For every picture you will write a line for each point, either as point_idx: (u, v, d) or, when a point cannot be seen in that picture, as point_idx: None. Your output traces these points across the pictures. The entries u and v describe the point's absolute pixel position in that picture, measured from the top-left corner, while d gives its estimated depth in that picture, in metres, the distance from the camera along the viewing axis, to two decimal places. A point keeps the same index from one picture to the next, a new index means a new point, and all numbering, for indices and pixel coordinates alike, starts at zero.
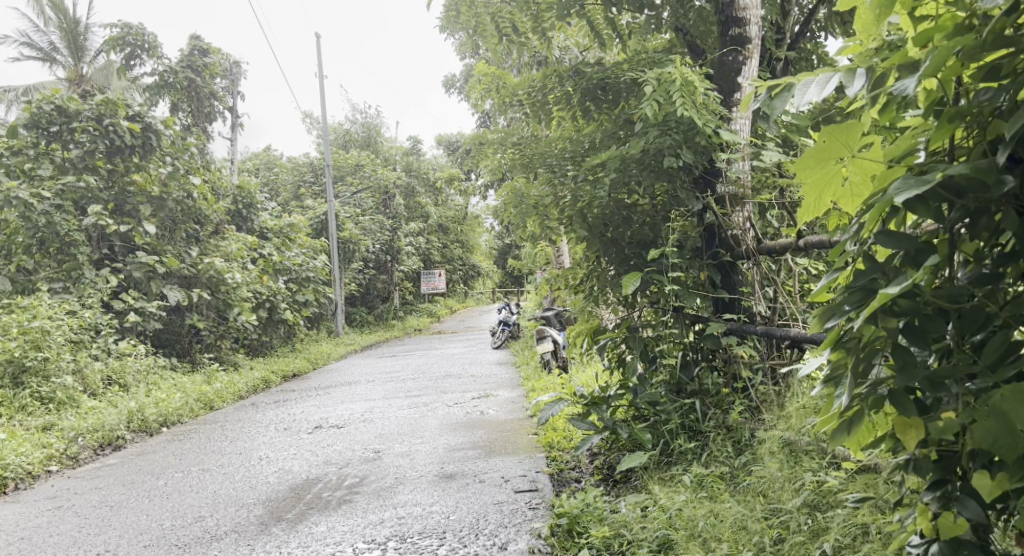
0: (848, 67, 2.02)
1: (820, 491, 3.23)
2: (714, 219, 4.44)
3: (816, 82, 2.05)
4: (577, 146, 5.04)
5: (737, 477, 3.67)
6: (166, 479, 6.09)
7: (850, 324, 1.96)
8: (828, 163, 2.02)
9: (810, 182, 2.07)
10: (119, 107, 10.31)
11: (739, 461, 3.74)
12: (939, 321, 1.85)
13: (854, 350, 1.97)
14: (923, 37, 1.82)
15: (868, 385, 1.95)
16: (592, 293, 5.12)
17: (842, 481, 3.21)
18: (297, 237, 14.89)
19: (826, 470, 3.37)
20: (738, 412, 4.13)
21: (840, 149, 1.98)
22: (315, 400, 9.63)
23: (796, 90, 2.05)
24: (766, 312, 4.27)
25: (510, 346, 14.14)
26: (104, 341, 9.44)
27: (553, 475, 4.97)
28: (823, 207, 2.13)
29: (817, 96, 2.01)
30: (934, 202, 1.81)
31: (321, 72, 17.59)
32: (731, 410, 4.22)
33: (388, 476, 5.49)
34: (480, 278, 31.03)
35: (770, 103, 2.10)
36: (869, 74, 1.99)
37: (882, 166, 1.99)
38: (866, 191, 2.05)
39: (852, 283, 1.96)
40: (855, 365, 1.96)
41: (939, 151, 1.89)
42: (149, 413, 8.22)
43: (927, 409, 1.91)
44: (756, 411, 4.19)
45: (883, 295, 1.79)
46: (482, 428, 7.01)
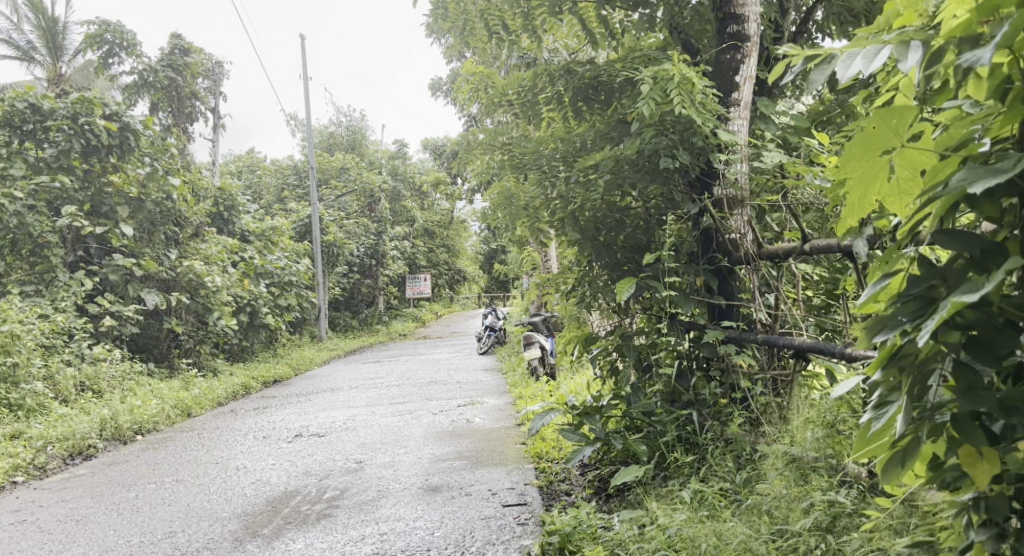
0: (898, 40, 1.89)
1: (833, 512, 3.05)
2: (712, 222, 4.23)
3: (862, 57, 1.92)
4: (568, 147, 4.84)
5: (739, 495, 3.50)
6: (137, 491, 5.85)
7: (906, 337, 1.82)
8: (874, 153, 1.90)
9: (855, 176, 1.95)
10: (95, 105, 10.06)
11: (740, 478, 3.57)
12: (1010, 335, 1.72)
13: (909, 369, 1.84)
14: (988, 7, 1.70)
15: (927, 408, 1.80)
16: (583, 298, 4.96)
17: (854, 503, 3.04)
18: (280, 240, 14.64)
19: (836, 490, 3.19)
20: (738, 424, 3.95)
21: (889, 137, 1.86)
22: (296, 407, 9.38)
23: (840, 65, 1.92)
24: (767, 320, 3.97)
25: (496, 352, 13.94)
26: (77, 346, 9.17)
27: (542, 487, 4.78)
28: (867, 206, 2.01)
29: (865, 72, 1.87)
30: (1004, 196, 1.72)
31: (305, 74, 17.37)
32: (731, 422, 4.04)
33: (370, 488, 5.27)
34: (466, 283, 30.80)
35: (811, 81, 1.97)
36: (922, 48, 1.86)
37: (934, 157, 1.87)
38: (915, 187, 1.93)
39: (906, 290, 1.83)
40: (911, 386, 1.82)
41: (1000, 140, 1.79)
42: (123, 420, 7.97)
43: (996, 437, 1.77)
44: (757, 423, 4.01)
45: (957, 301, 1.65)
46: (468, 437, 6.81)
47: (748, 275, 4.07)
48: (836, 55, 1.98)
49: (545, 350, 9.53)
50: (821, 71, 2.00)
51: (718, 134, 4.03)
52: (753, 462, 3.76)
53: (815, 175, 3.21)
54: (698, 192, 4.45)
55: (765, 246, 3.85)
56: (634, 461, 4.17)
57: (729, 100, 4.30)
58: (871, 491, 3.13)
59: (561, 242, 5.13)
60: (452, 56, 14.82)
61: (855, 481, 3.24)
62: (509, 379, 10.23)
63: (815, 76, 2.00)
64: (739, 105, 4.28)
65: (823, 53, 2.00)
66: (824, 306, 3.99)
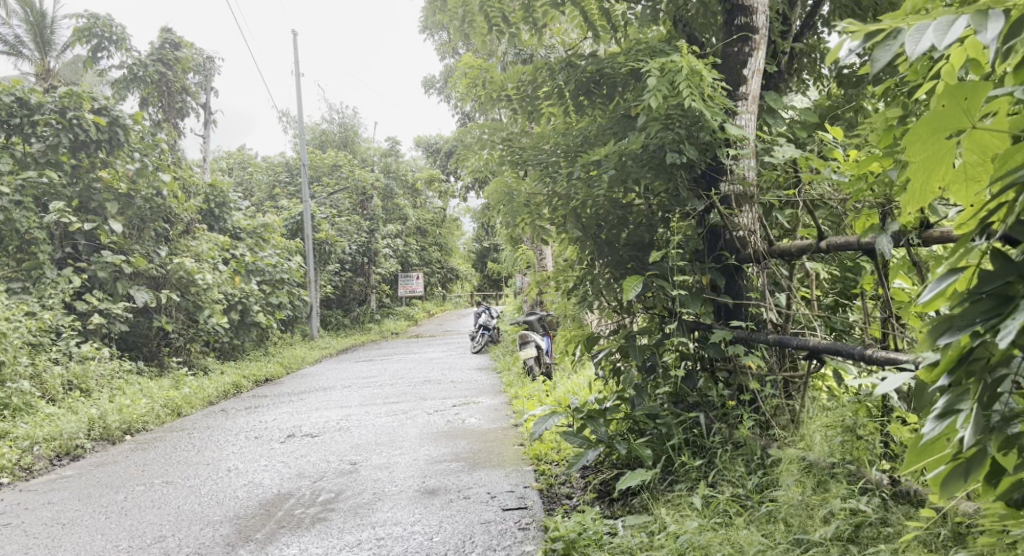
0: (973, 12, 1.92)
1: (855, 522, 3.03)
2: (720, 219, 4.11)
3: (933, 31, 1.94)
4: (570, 142, 4.71)
5: (753, 501, 3.46)
6: (126, 493, 5.70)
7: (979, 339, 1.96)
8: (943, 136, 1.96)
9: (920, 160, 2.00)
10: (84, 99, 9.89)
11: (752, 483, 3.51)
12: None
13: (981, 373, 1.98)
14: None
15: (1000, 415, 1.95)
16: (585, 297, 4.83)
17: (877, 512, 3.05)
18: (271, 237, 14.46)
19: (856, 497, 3.17)
20: (748, 427, 3.85)
21: (961, 117, 1.94)
22: (289, 407, 9.24)
23: (913, 38, 1.95)
24: (778, 320, 3.84)
25: (489, 352, 13.81)
26: (65, 344, 9.00)
27: (543, 490, 4.67)
28: (929, 193, 2.06)
29: (942, 44, 1.89)
30: None
31: (297, 70, 17.19)
32: (739, 424, 3.94)
33: (365, 491, 5.15)
34: (458, 281, 30.62)
35: (879, 57, 1.96)
36: (1001, 17, 1.90)
37: (1001, 142, 1.96)
38: (981, 172, 2.01)
39: (981, 290, 1.97)
40: (984, 392, 1.96)
41: None
42: (112, 420, 7.81)
43: None
44: (767, 427, 3.92)
45: None
46: (464, 438, 6.68)
47: (758, 274, 3.94)
48: (904, 31, 1.99)
49: (541, 349, 9.43)
50: (886, 47, 2.01)
51: (727, 129, 3.92)
52: (766, 466, 3.67)
53: (832, 169, 3.09)
54: (704, 188, 4.34)
55: (777, 244, 3.76)
56: (640, 465, 4.07)
57: (736, 93, 4.20)
58: (891, 499, 3.14)
59: (562, 240, 5.01)
60: (446, 53, 14.68)
61: (876, 488, 3.21)
62: (504, 379, 10.11)
63: (880, 54, 1.99)
64: (747, 99, 4.18)
65: (887, 28, 2.02)
66: (835, 306, 3.89)
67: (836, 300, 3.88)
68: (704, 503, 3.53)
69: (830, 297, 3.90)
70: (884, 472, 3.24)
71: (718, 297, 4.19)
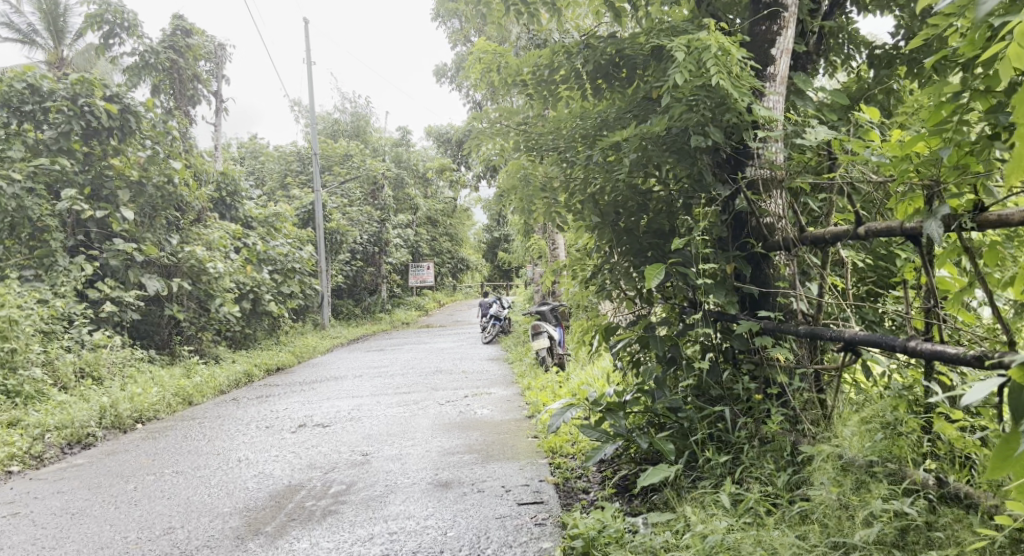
0: None
1: (899, 527, 2.97)
2: (746, 206, 3.97)
3: None
4: (589, 125, 4.56)
5: (784, 501, 3.38)
6: (136, 482, 5.61)
7: None
8: None
9: None
10: (95, 86, 9.80)
11: (781, 481, 3.42)
12: None
13: None
14: None
15: None
16: (603, 286, 4.69)
17: (923, 515, 2.99)
18: (283, 226, 14.37)
19: (899, 499, 3.09)
20: (777, 422, 3.72)
21: None
22: (300, 396, 9.16)
23: None
24: (809, 310, 3.66)
25: (500, 342, 13.68)
26: (77, 332, 8.94)
27: (559, 484, 4.55)
28: None
29: None
30: None
31: (309, 57, 17.05)
32: (767, 419, 3.80)
33: (377, 483, 5.04)
34: (469, 271, 30.47)
35: None
36: None
37: None
38: None
39: None
40: None
41: None
42: (123, 408, 7.74)
43: None
44: (796, 422, 3.77)
45: None
46: (477, 429, 6.56)
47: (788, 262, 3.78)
48: None
49: (553, 340, 9.29)
50: None
51: (755, 111, 3.80)
52: (797, 463, 3.56)
53: (874, 151, 2.98)
54: (729, 173, 4.21)
55: (804, 230, 3.62)
56: (662, 461, 3.95)
57: (764, 75, 4.07)
58: (937, 500, 3.07)
59: (580, 228, 4.87)
60: (458, 40, 14.51)
61: (923, 489, 3.11)
62: (516, 369, 9.98)
63: None
64: (776, 79, 4.05)
65: None
66: (869, 296, 3.77)
67: (870, 290, 3.75)
68: (732, 503, 3.44)
69: (864, 287, 3.77)
70: (931, 472, 3.13)
71: (744, 287, 4.05)
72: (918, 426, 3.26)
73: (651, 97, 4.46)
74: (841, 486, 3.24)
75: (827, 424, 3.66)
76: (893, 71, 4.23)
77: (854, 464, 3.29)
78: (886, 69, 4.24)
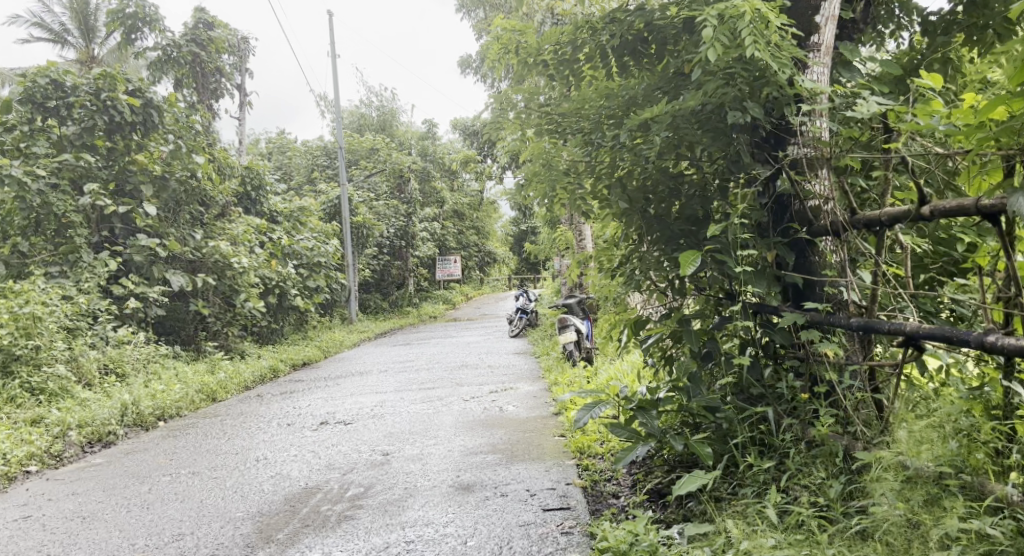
0: None
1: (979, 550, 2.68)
2: (789, 186, 3.66)
3: None
4: (616, 103, 4.28)
5: (839, 515, 3.10)
6: (150, 483, 5.40)
7: None
8: None
9: None
10: (118, 81, 9.64)
11: (835, 492, 3.13)
12: None
13: None
14: None
15: None
16: (632, 276, 4.40)
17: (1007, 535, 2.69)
18: (308, 220, 14.21)
19: (976, 517, 2.79)
20: (827, 424, 3.42)
21: None
22: (324, 392, 8.96)
23: None
24: (862, 300, 3.34)
25: (528, 336, 13.42)
26: (101, 329, 8.80)
27: (586, 488, 4.31)
28: None
29: None
30: None
31: (333, 51, 16.88)
32: (815, 420, 3.49)
33: (396, 485, 4.80)
34: (496, 264, 30.20)
35: None
36: None
37: None
38: None
39: None
40: None
41: None
42: (145, 406, 7.58)
43: None
44: (847, 423, 3.46)
45: None
46: (502, 427, 6.31)
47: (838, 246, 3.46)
48: None
49: (581, 333, 8.99)
50: None
51: (797, 83, 3.51)
52: (851, 471, 3.26)
53: (940, 118, 2.65)
54: (769, 153, 3.92)
55: (856, 212, 3.30)
56: (699, 466, 3.67)
57: (807, 45, 3.77)
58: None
59: (608, 214, 4.58)
60: (483, 30, 14.22)
61: (1008, 507, 2.79)
62: (543, 364, 9.71)
63: None
64: (820, 50, 3.74)
65: None
66: (930, 284, 3.44)
67: (932, 277, 3.42)
68: (782, 519, 3.15)
69: (924, 275, 3.44)
70: (1015, 487, 2.82)
71: (787, 276, 3.72)
72: (994, 433, 2.94)
73: (685, 72, 4.16)
74: (907, 501, 2.94)
75: (884, 427, 3.35)
76: (951, 39, 3.89)
77: (921, 475, 2.99)
78: (943, 38, 3.90)
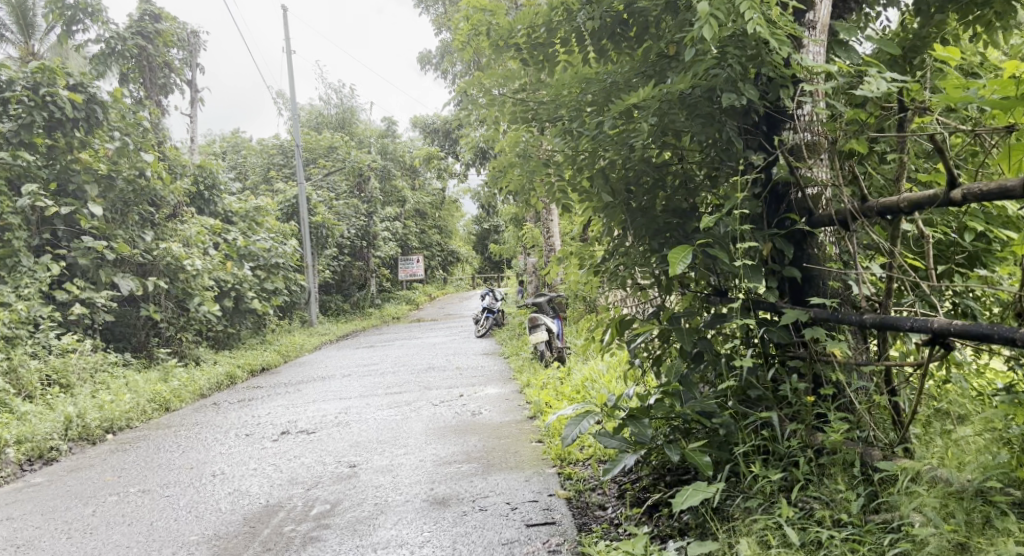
0: None
1: None
2: (787, 174, 3.42)
3: None
4: (598, 87, 3.98)
5: (864, 533, 2.88)
6: (95, 504, 4.99)
7: None
8: None
9: None
10: (57, 75, 9.11)
11: (858, 506, 2.94)
12: None
13: None
14: None
15: None
16: (616, 273, 4.11)
17: None
18: (265, 220, 13.72)
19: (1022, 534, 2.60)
20: (839, 431, 3.20)
21: None
22: (285, 399, 8.56)
23: None
24: (874, 295, 3.12)
25: (494, 336, 13.14)
26: (43, 337, 8.29)
27: (571, 500, 4.11)
28: None
29: None
30: None
31: (289, 46, 16.38)
32: (824, 425, 3.27)
33: (365, 502, 4.48)
34: (459, 264, 29.82)
35: None
36: None
37: None
38: None
39: None
40: None
41: None
42: (92, 418, 7.13)
43: None
44: (858, 427, 3.26)
45: None
46: (475, 434, 6.00)
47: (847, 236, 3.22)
48: None
49: (552, 333, 8.69)
50: None
51: (797, 62, 3.29)
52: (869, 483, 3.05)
53: (976, 91, 2.61)
54: (761, 139, 3.69)
55: (865, 200, 3.06)
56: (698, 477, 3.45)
57: (803, 22, 3.54)
58: None
59: (588, 209, 4.29)
60: (444, 25, 13.88)
61: None
62: (513, 364, 9.43)
63: None
64: (817, 27, 3.51)
65: None
66: (948, 277, 3.34)
67: (952, 270, 3.33)
68: (799, 537, 2.95)
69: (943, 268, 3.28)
70: None
71: (786, 271, 3.48)
72: None
73: (671, 53, 3.89)
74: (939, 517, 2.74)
75: (904, 428, 3.19)
76: (947, 17, 3.66)
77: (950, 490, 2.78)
78: (938, 15, 3.66)
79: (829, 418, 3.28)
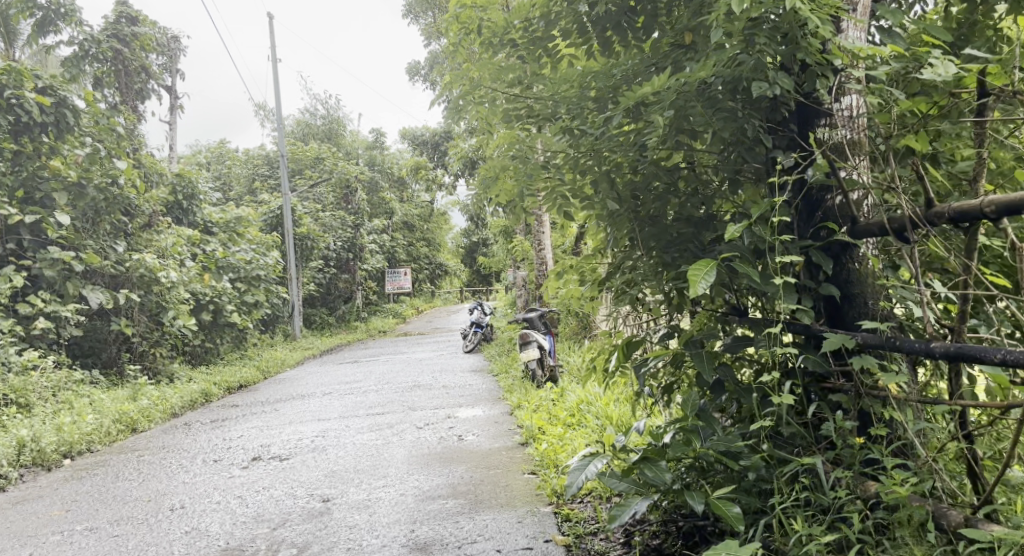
0: None
1: None
2: (826, 176, 2.96)
3: None
4: (606, 82, 3.48)
5: None
6: (34, 546, 4.47)
7: None
8: None
9: None
10: (24, 76, 8.47)
11: None
12: None
13: None
14: None
15: None
16: (623, 291, 3.63)
17: None
18: (246, 231, 13.13)
19: None
20: (902, 483, 2.74)
21: None
22: (260, 419, 8.01)
23: None
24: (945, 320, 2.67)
25: (484, 351, 12.61)
26: (2, 353, 7.70)
27: (569, 546, 3.64)
28: None
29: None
30: None
31: (274, 54, 15.85)
32: (882, 475, 2.81)
33: (336, 547, 3.98)
34: (446, 277, 29.34)
35: None
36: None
37: None
38: None
39: None
40: None
41: None
42: (47, 442, 6.56)
43: None
44: (924, 478, 2.79)
45: None
46: (462, 463, 5.49)
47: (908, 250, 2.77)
48: None
49: (544, 350, 8.16)
50: None
51: (837, 46, 2.83)
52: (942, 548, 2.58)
53: None
54: (791, 138, 3.22)
55: (931, 205, 2.67)
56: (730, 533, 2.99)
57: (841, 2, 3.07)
58: None
59: (591, 218, 3.81)
60: (433, 34, 13.47)
61: None
62: (502, 384, 8.92)
63: None
64: (857, 8, 3.05)
65: None
66: None
67: None
68: None
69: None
70: None
71: (825, 289, 3.03)
72: None
73: (687, 42, 3.40)
74: None
75: (981, 479, 2.74)
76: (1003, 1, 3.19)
77: None
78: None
79: (885, 465, 2.82)
